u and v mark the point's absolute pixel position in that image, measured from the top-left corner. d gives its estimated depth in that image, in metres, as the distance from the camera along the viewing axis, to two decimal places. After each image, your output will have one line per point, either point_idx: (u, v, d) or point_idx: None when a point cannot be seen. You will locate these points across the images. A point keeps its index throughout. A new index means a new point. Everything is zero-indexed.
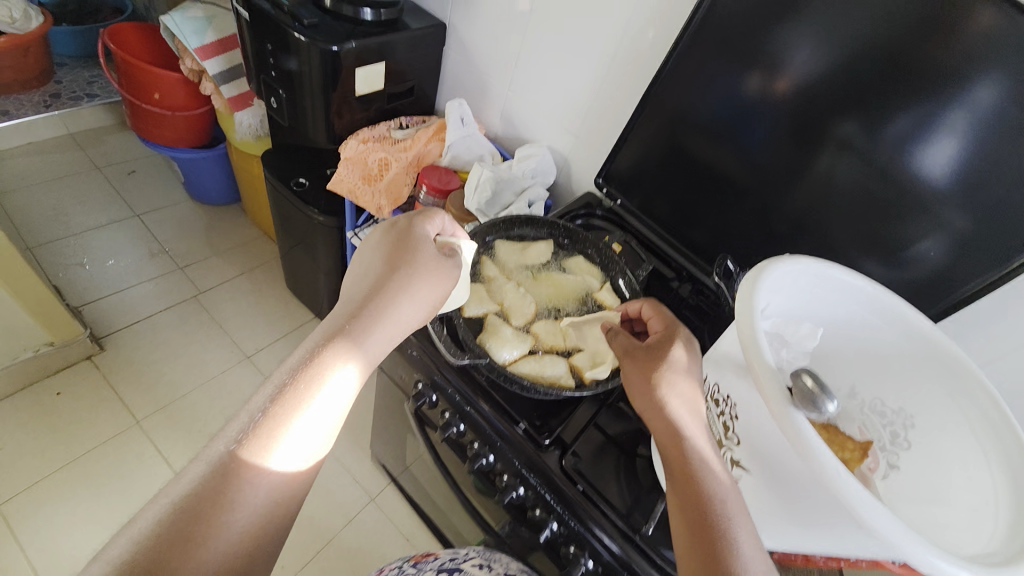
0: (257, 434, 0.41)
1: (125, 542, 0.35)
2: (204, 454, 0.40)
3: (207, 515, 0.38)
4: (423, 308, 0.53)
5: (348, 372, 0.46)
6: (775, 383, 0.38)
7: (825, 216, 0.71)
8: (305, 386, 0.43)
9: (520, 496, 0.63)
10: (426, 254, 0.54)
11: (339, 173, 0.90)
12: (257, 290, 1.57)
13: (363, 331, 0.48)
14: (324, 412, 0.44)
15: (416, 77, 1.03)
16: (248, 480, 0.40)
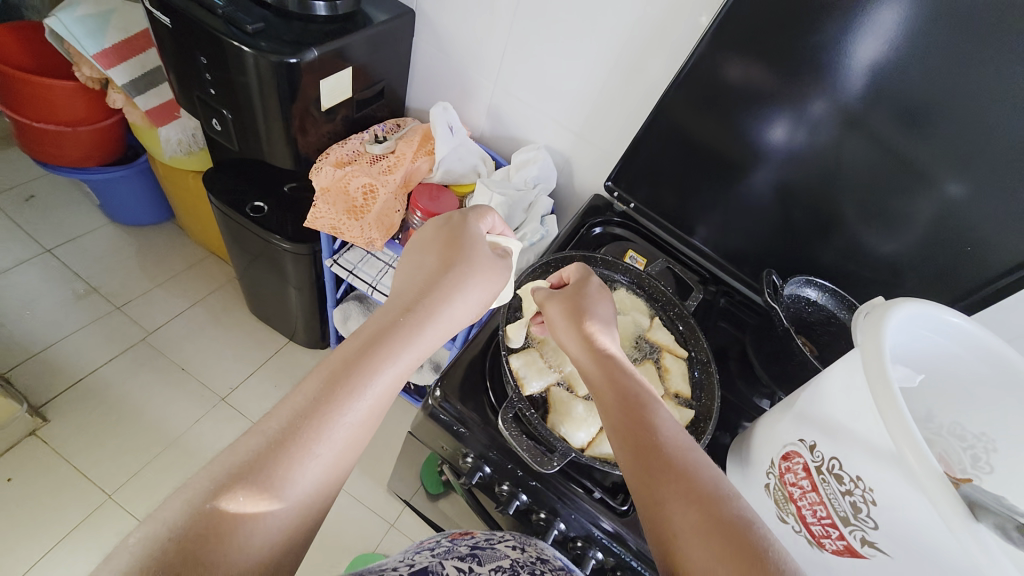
0: (305, 417, 0.38)
1: (178, 512, 0.33)
2: (255, 432, 0.37)
3: (254, 493, 0.35)
4: (474, 304, 0.51)
5: (398, 364, 0.43)
6: (936, 480, 0.34)
7: (865, 211, 0.69)
8: (355, 372, 0.41)
9: (599, 561, 0.58)
10: (483, 253, 0.52)
11: (316, 210, 0.77)
12: (215, 320, 1.40)
13: (416, 322, 0.46)
14: (367, 404, 0.41)
15: (385, 77, 0.88)
16: (299, 463, 0.37)
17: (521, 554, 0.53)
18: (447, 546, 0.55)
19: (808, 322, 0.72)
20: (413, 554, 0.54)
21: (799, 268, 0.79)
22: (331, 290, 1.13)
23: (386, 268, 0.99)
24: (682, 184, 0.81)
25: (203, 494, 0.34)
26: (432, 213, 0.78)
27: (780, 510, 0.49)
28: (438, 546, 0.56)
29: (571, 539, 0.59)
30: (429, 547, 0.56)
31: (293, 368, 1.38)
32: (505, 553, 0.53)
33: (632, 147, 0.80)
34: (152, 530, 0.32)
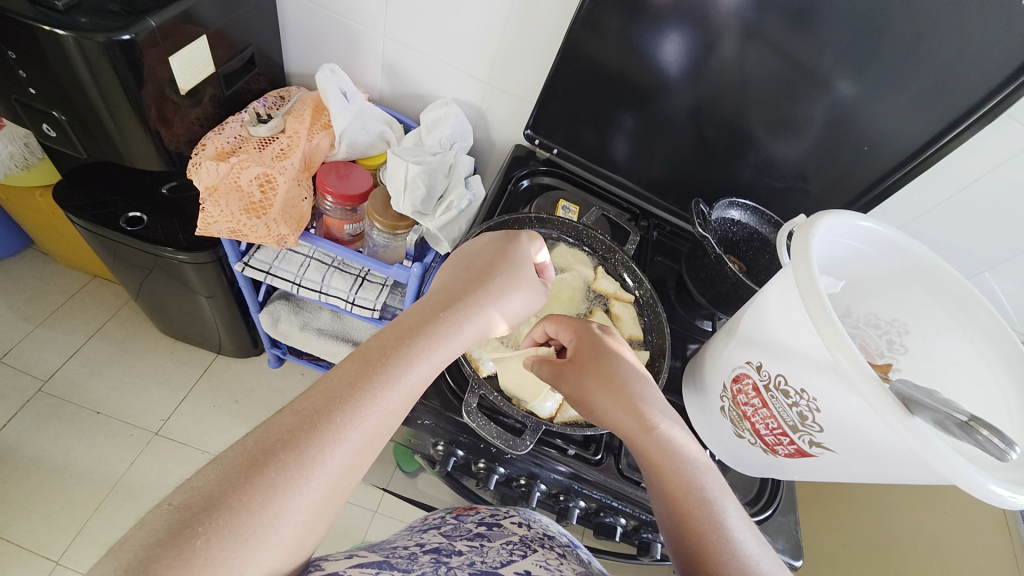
0: (338, 400, 0.36)
1: (213, 477, 0.31)
2: (290, 407, 0.36)
3: (286, 468, 0.33)
4: (512, 311, 0.51)
5: (433, 361, 0.42)
6: (870, 379, 0.37)
7: (775, 123, 0.71)
8: (393, 361, 0.40)
9: (584, 508, 0.61)
10: (527, 263, 0.53)
11: (208, 213, 0.66)
12: (121, 351, 1.24)
13: (454, 318, 0.45)
14: (398, 399, 0.39)
15: (252, 42, 0.75)
16: (329, 445, 0.35)
17: (528, 530, 0.52)
18: (453, 523, 0.55)
19: (734, 242, 0.75)
20: (419, 533, 0.54)
21: (721, 190, 0.82)
22: (252, 293, 1.03)
23: (307, 262, 0.90)
24: (601, 121, 0.78)
25: (238, 462, 0.32)
26: (346, 196, 0.71)
27: (736, 427, 0.52)
28: (443, 523, 0.56)
29: (555, 494, 0.61)
30: (434, 525, 0.56)
31: (229, 383, 1.27)
32: (511, 531, 0.52)
33: (547, 90, 0.75)
34: (191, 494, 0.30)
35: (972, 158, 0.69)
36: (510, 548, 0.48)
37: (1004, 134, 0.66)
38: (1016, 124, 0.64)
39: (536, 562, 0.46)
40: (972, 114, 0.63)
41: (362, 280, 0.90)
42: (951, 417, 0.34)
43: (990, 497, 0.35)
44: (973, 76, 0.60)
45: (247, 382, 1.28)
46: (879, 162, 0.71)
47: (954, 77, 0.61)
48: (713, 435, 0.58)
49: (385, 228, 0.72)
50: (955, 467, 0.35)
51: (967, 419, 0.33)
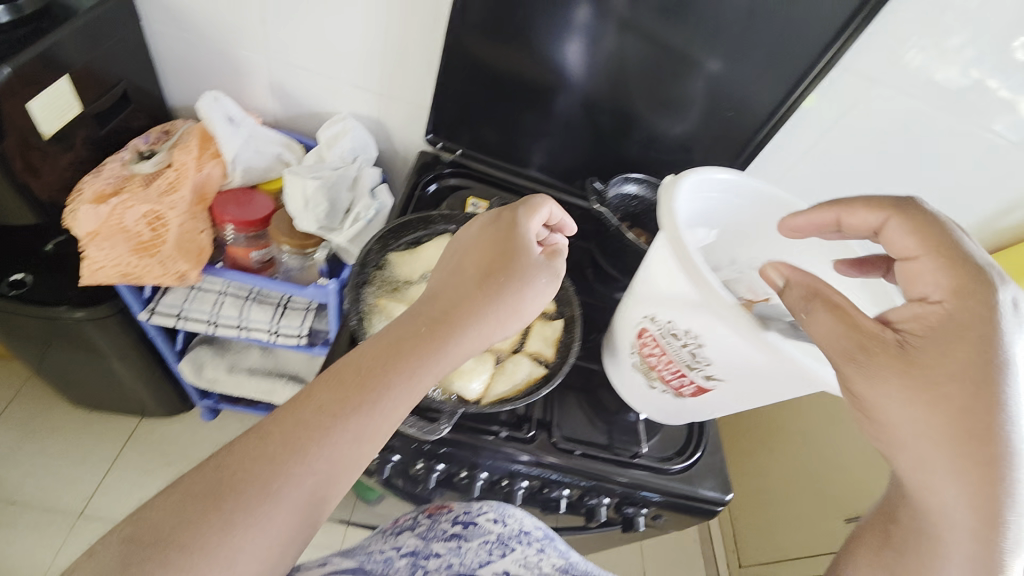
0: (301, 430, 0.40)
1: (175, 502, 0.36)
2: (258, 432, 0.40)
3: (243, 501, 0.36)
4: (522, 314, 0.49)
5: (403, 390, 0.43)
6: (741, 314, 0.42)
7: (646, 100, 0.78)
8: (355, 392, 0.42)
9: (528, 487, 0.63)
10: (527, 257, 0.50)
11: (92, 259, 0.62)
12: (29, 433, 1.12)
13: (429, 341, 0.45)
14: (366, 427, 0.41)
15: (123, 78, 0.72)
16: (294, 476, 0.38)
17: (505, 526, 0.54)
18: (428, 522, 0.57)
19: (632, 214, 0.81)
20: (393, 536, 0.56)
21: (617, 170, 0.87)
22: (168, 342, 0.97)
23: (222, 298, 0.87)
24: (497, 119, 0.81)
25: (199, 490, 0.37)
26: (247, 221, 0.70)
27: (648, 378, 0.57)
28: (417, 524, 0.57)
29: (500, 479, 0.62)
30: (407, 525, 0.58)
31: (161, 444, 1.18)
32: (488, 528, 0.54)
33: (437, 94, 0.78)
34: (142, 524, 0.35)
35: (818, 112, 0.78)
36: (488, 548, 0.52)
37: (842, 83, 0.75)
38: (849, 75, 0.74)
39: (513, 563, 0.50)
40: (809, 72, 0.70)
41: (284, 308, 0.88)
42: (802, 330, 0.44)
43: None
44: (802, 39, 0.68)
45: (182, 440, 1.20)
46: (747, 123, 0.79)
47: (784, 45, 0.69)
48: (631, 390, 0.62)
49: (294, 248, 0.71)
50: (823, 373, 0.41)
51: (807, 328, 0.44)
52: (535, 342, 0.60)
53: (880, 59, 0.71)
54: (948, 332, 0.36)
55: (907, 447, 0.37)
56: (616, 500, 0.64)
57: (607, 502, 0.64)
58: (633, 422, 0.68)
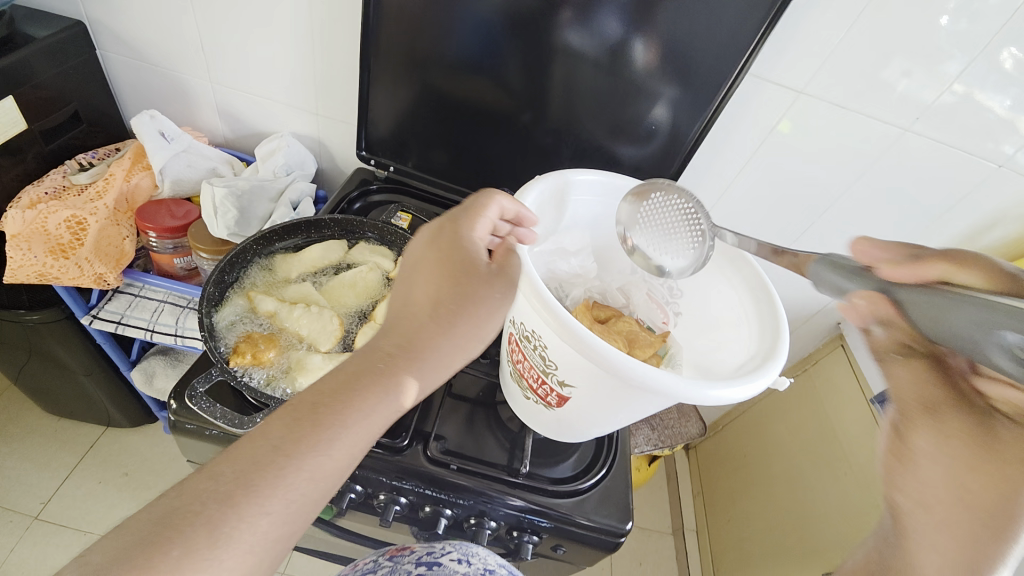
0: (261, 465, 0.34)
1: (114, 551, 0.30)
2: (207, 470, 0.33)
3: (193, 549, 0.30)
4: (481, 335, 0.44)
5: (374, 419, 0.38)
6: (555, 309, 0.41)
7: (568, 115, 0.77)
8: (323, 424, 0.36)
9: (407, 505, 0.59)
10: (479, 271, 0.44)
11: (12, 259, 0.66)
12: (0, 437, 1.17)
13: (398, 367, 0.40)
14: (336, 462, 0.36)
15: (76, 99, 0.78)
16: (249, 518, 0.32)
17: (468, 566, 0.54)
18: (390, 566, 0.56)
19: None
20: None
21: None
22: (120, 351, 1.00)
23: (161, 307, 0.89)
24: (425, 136, 0.83)
25: (141, 535, 0.30)
26: (170, 229, 0.72)
27: (522, 389, 0.53)
28: (376, 568, 0.56)
29: (376, 494, 0.58)
30: (369, 569, 0.57)
31: (120, 455, 1.20)
32: (452, 568, 0.54)
33: (364, 114, 0.81)
34: (80, 560, 0.29)
35: (747, 123, 0.76)
36: None
37: (763, 92, 0.73)
38: (770, 84, 0.72)
39: None
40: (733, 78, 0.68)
41: None
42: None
43: (715, 400, 0.40)
44: (713, 46, 0.65)
45: (141, 451, 1.21)
46: (672, 139, 0.76)
47: (699, 56, 0.67)
48: (518, 405, 0.58)
49: (211, 255, 0.72)
50: (670, 384, 0.40)
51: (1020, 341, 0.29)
52: None
53: (802, 67, 0.69)
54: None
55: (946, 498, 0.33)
56: (506, 524, 0.59)
57: (493, 526, 0.59)
58: (528, 439, 0.63)
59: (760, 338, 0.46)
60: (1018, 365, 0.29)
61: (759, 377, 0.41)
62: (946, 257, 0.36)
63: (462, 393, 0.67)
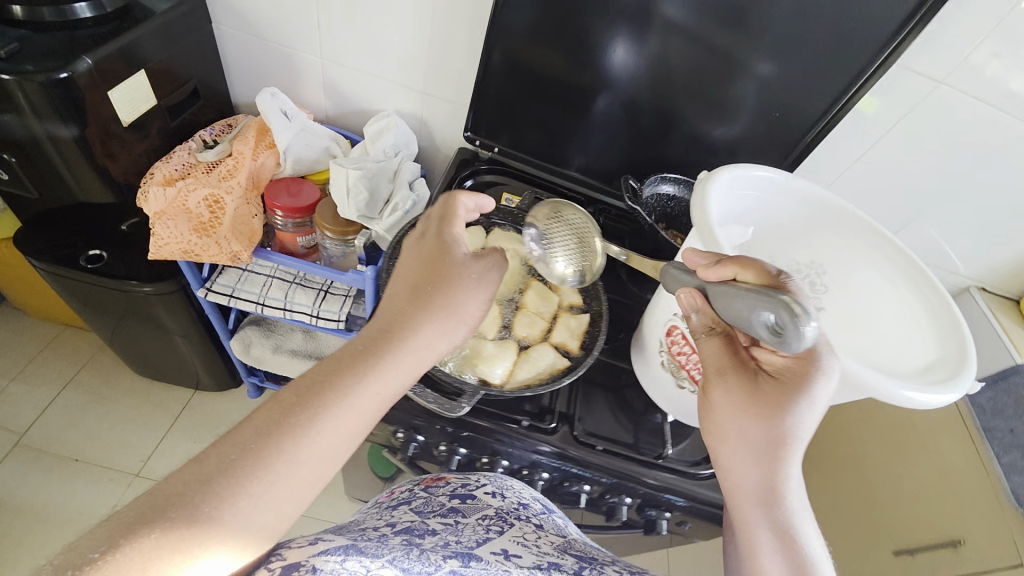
0: (245, 450, 0.38)
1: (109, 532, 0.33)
2: (195, 461, 0.38)
3: (173, 528, 0.34)
4: (456, 316, 0.48)
5: (352, 404, 0.42)
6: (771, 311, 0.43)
7: (686, 100, 0.76)
8: (303, 408, 0.41)
9: (548, 479, 0.63)
10: (452, 256, 0.50)
11: (158, 236, 0.69)
12: (98, 398, 1.23)
13: (370, 357, 0.45)
14: (317, 443, 0.40)
15: (195, 75, 0.79)
16: (229, 502, 0.36)
17: (502, 501, 0.54)
18: (424, 497, 0.55)
19: (672, 215, 0.79)
20: (388, 511, 0.52)
21: (656, 170, 0.86)
22: (221, 321, 1.04)
23: (270, 281, 0.92)
24: (537, 118, 0.83)
25: (131, 520, 0.34)
26: (296, 209, 0.74)
27: (677, 378, 0.56)
28: (413, 498, 0.55)
29: (521, 468, 0.63)
30: (403, 500, 0.55)
31: (210, 417, 1.26)
32: (485, 503, 0.54)
33: (478, 94, 0.80)
34: (70, 554, 0.32)
35: (875, 115, 0.74)
36: (486, 523, 0.50)
37: (900, 82, 0.70)
38: (909, 73, 0.69)
39: (514, 537, 0.48)
40: (875, 65, 0.67)
41: (325, 293, 0.92)
42: (786, 299, 0.37)
43: (905, 402, 0.42)
44: (861, 32, 0.64)
45: (228, 415, 1.27)
46: (793, 126, 0.76)
47: (839, 42, 0.66)
48: (660, 391, 0.61)
49: (335, 236, 0.75)
50: (878, 384, 0.42)
51: (775, 320, 0.37)
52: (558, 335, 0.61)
53: (946, 56, 0.67)
54: (794, 385, 0.42)
55: (726, 453, 0.45)
56: (638, 502, 0.63)
57: (628, 503, 0.63)
58: (660, 423, 0.66)
59: (940, 343, 0.47)
60: (770, 337, 0.38)
61: (953, 386, 0.43)
62: (733, 259, 0.42)
63: (588, 377, 0.69)
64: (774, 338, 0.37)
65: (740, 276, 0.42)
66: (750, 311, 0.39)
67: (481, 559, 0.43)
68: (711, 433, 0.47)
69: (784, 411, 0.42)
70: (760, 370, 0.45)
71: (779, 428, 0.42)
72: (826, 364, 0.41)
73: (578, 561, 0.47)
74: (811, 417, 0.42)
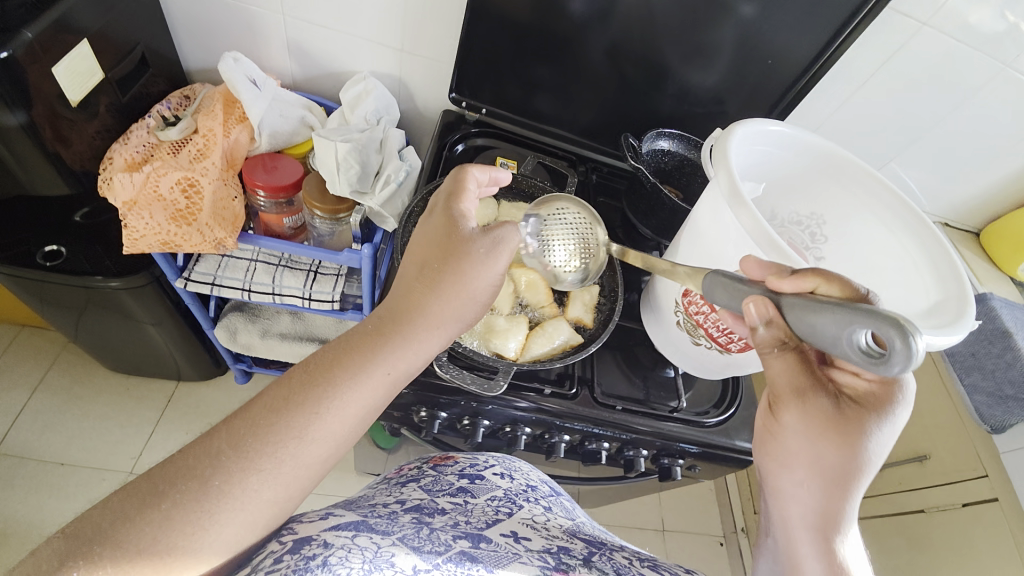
0: (257, 425, 0.38)
1: (120, 509, 0.33)
2: (206, 436, 0.37)
3: (183, 499, 0.34)
4: (466, 297, 0.47)
5: (364, 384, 0.41)
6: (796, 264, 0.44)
7: (679, 51, 0.75)
8: (315, 386, 0.40)
9: (570, 441, 0.65)
10: (460, 233, 0.49)
11: (131, 228, 0.63)
12: (74, 399, 1.16)
13: (382, 339, 0.44)
14: (328, 422, 0.39)
15: (141, 41, 0.69)
16: (240, 478, 0.36)
17: (510, 482, 0.57)
18: (433, 475, 0.56)
19: (667, 170, 0.79)
20: (398, 488, 0.54)
21: (647, 124, 0.85)
22: (202, 310, 0.99)
23: (254, 265, 0.87)
24: (526, 75, 0.79)
25: (141, 491, 0.34)
26: (277, 187, 0.69)
27: (693, 336, 0.57)
28: (421, 476, 0.57)
29: (543, 434, 0.64)
30: (411, 478, 0.57)
31: (199, 407, 1.22)
32: (494, 484, 0.56)
33: (463, 51, 0.75)
34: (85, 522, 0.32)
35: (864, 60, 0.74)
36: (495, 506, 0.52)
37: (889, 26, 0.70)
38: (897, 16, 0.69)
39: (522, 521, 0.50)
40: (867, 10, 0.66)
41: (315, 274, 0.89)
42: (890, 313, 0.31)
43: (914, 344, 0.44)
44: None
45: (219, 403, 1.24)
46: (784, 74, 0.76)
47: None
48: (672, 348, 0.63)
49: (325, 215, 0.71)
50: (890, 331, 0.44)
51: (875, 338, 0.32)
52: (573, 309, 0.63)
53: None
54: (874, 409, 0.40)
55: (790, 479, 0.43)
56: (654, 452, 0.66)
57: (645, 454, 0.66)
58: (670, 377, 0.69)
59: (940, 285, 0.50)
60: (868, 361, 0.33)
61: (957, 325, 0.45)
62: (814, 271, 0.39)
63: None
64: (873, 361, 0.33)
65: (822, 289, 0.38)
66: (840, 327, 0.34)
67: (490, 541, 0.46)
68: (773, 456, 0.44)
69: (867, 439, 0.39)
70: (838, 394, 0.41)
71: (853, 459, 0.39)
72: (905, 390, 0.40)
73: (587, 544, 0.49)
74: (885, 438, 0.39)
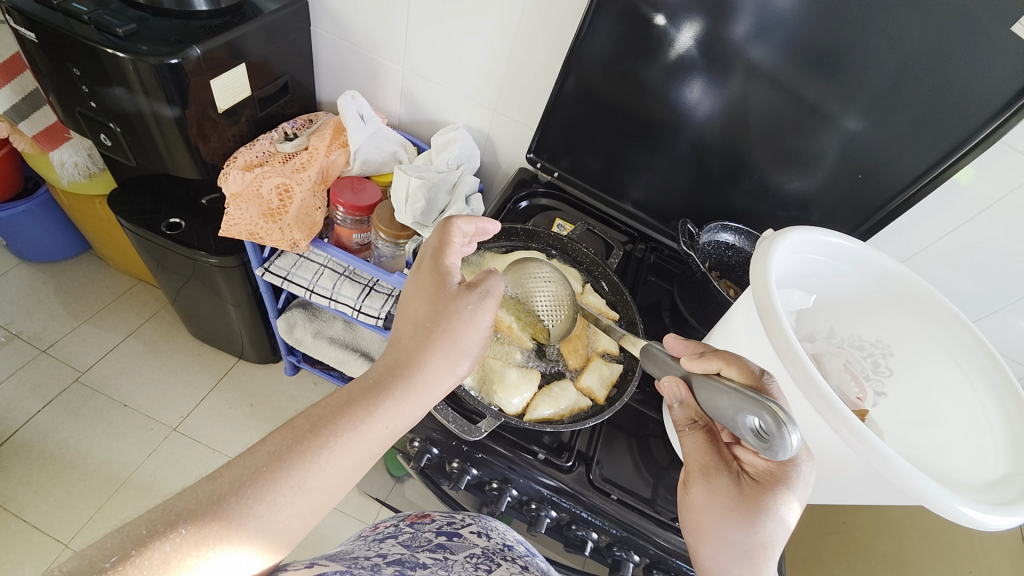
0: (257, 472, 0.38)
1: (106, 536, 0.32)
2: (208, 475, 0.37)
3: (182, 544, 0.33)
4: (464, 351, 0.49)
5: (361, 434, 0.42)
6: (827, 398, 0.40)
7: (758, 151, 0.74)
8: (316, 435, 0.40)
9: (555, 519, 0.61)
10: (448, 288, 0.49)
11: (231, 216, 0.74)
12: (153, 351, 1.33)
13: (383, 392, 0.45)
14: (325, 471, 0.40)
15: (287, 72, 0.85)
16: (236, 524, 0.35)
17: (488, 541, 0.53)
18: (411, 532, 0.54)
19: (729, 265, 0.76)
20: (376, 543, 0.52)
21: (717, 215, 0.83)
22: (272, 300, 1.10)
23: (321, 270, 0.96)
24: (601, 149, 0.82)
25: (137, 535, 0.32)
26: (356, 206, 0.77)
27: None
28: (399, 532, 0.55)
29: (528, 502, 0.61)
30: (389, 534, 0.55)
31: (246, 387, 1.33)
32: (472, 542, 0.53)
33: (545, 119, 0.81)
34: (81, 563, 0.30)
35: (972, 192, 0.67)
36: (473, 563, 0.50)
37: (1006, 162, 0.64)
38: (1017, 153, 0.63)
39: None
40: (972, 142, 0.62)
41: (370, 289, 0.95)
42: (770, 404, 0.38)
43: (966, 520, 0.38)
44: (966, 102, 0.60)
45: (263, 387, 1.34)
46: (874, 192, 0.71)
47: (935, 110, 0.62)
48: None
49: (389, 238, 0.78)
50: (930, 491, 0.38)
51: (761, 424, 0.38)
52: (586, 377, 0.63)
53: None
54: (773, 486, 0.42)
55: (705, 557, 0.45)
56: (646, 561, 0.59)
57: (636, 560, 0.59)
58: None
59: (1014, 458, 0.42)
60: (759, 441, 0.39)
61: (1011, 509, 0.38)
62: (718, 354, 0.45)
63: (612, 418, 0.67)
64: (762, 441, 0.39)
65: (726, 371, 0.45)
66: (737, 412, 0.41)
67: None
68: (693, 537, 0.46)
69: (767, 516, 0.42)
70: (740, 471, 0.46)
71: (759, 534, 0.42)
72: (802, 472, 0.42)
73: None
74: (786, 516, 0.42)
